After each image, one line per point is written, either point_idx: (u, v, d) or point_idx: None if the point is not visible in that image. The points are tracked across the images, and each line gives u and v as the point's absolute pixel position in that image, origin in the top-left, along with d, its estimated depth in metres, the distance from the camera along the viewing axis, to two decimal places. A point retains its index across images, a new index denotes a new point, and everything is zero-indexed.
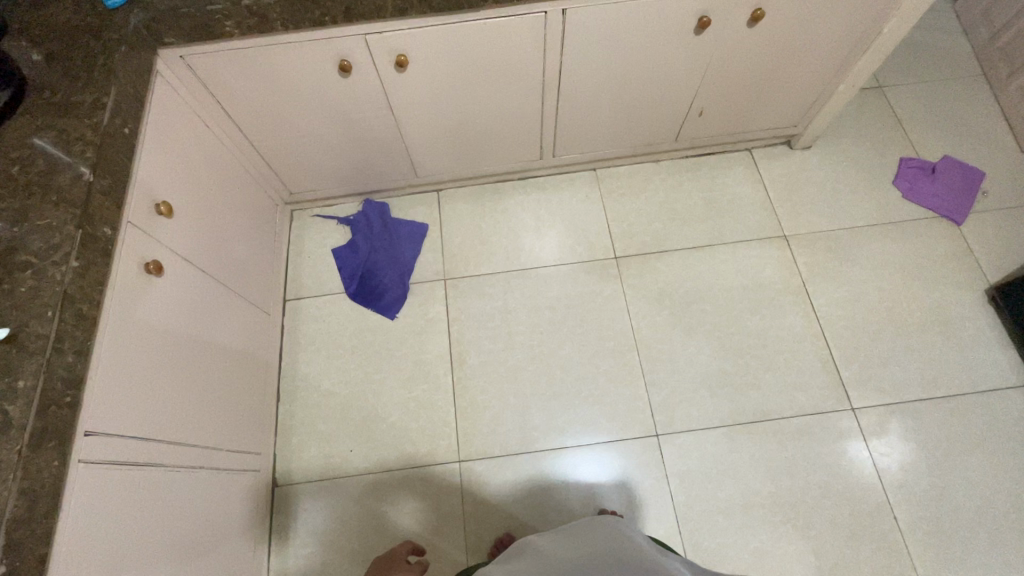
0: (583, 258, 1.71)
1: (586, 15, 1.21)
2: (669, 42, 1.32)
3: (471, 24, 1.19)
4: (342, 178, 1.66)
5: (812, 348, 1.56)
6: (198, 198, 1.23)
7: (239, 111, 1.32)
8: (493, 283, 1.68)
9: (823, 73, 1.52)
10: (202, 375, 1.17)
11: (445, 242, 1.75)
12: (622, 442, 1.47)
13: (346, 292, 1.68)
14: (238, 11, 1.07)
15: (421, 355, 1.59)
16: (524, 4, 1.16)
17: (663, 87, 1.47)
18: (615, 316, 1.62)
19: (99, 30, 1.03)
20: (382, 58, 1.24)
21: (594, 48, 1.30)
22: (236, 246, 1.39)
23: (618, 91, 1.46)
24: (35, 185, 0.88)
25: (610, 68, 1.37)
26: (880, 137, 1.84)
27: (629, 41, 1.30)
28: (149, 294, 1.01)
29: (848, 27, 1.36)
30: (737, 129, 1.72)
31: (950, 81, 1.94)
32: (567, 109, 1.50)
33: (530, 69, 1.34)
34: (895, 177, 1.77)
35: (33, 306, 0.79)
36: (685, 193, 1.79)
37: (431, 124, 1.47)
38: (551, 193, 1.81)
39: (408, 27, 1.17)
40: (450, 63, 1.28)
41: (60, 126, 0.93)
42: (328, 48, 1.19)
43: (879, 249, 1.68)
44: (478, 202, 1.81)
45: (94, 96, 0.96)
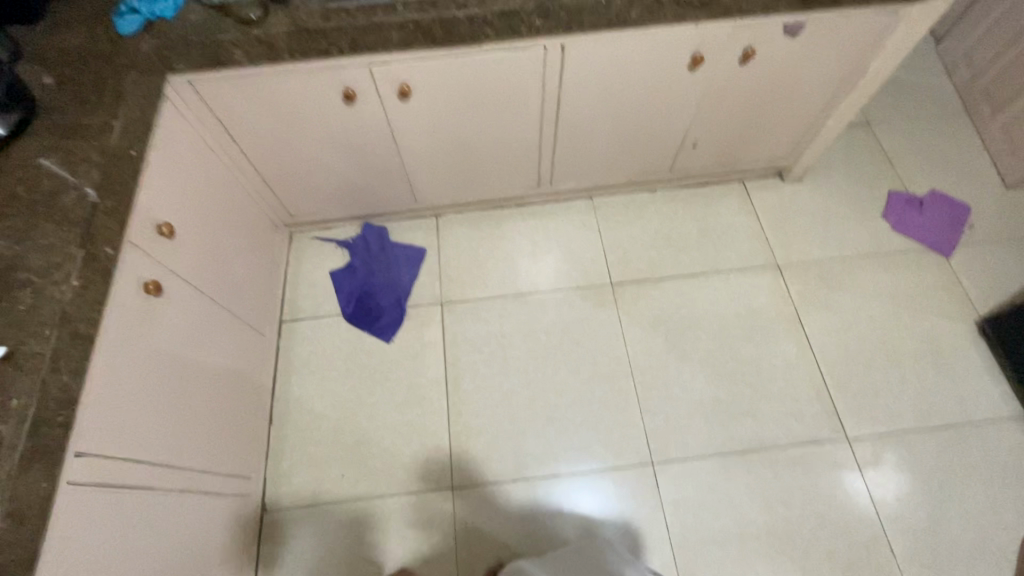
0: (579, 284, 1.72)
1: (585, 50, 1.25)
2: (664, 77, 1.36)
3: (474, 57, 1.22)
4: (342, 202, 1.68)
5: (806, 376, 1.57)
6: (200, 220, 1.24)
7: (243, 136, 1.35)
8: (489, 307, 1.69)
9: (812, 109, 1.57)
10: (196, 396, 1.16)
11: (442, 266, 1.76)
12: (617, 469, 1.46)
13: (343, 313, 1.68)
14: (247, 40, 1.10)
15: (417, 378, 1.59)
16: (525, 40, 1.20)
17: (659, 120, 1.52)
18: (611, 343, 1.62)
19: (112, 56, 1.06)
20: (386, 87, 1.27)
21: (592, 81, 1.34)
22: (235, 268, 1.40)
23: (615, 122, 1.50)
24: (40, 204, 0.89)
25: (607, 100, 1.41)
26: (868, 171, 1.89)
27: (626, 75, 1.34)
28: (146, 313, 1.02)
29: (835, 66, 1.42)
30: (730, 161, 1.76)
31: (934, 118, 2.01)
32: (565, 138, 1.53)
33: (530, 100, 1.38)
34: (884, 210, 1.82)
35: (31, 324, 0.79)
36: (680, 221, 1.82)
37: (432, 151, 1.50)
38: (548, 220, 1.84)
39: (412, 59, 1.21)
40: (452, 93, 1.32)
41: (68, 147, 0.95)
42: (333, 76, 1.23)
43: (870, 279, 1.70)
44: (476, 227, 1.83)
45: (104, 119, 0.98)
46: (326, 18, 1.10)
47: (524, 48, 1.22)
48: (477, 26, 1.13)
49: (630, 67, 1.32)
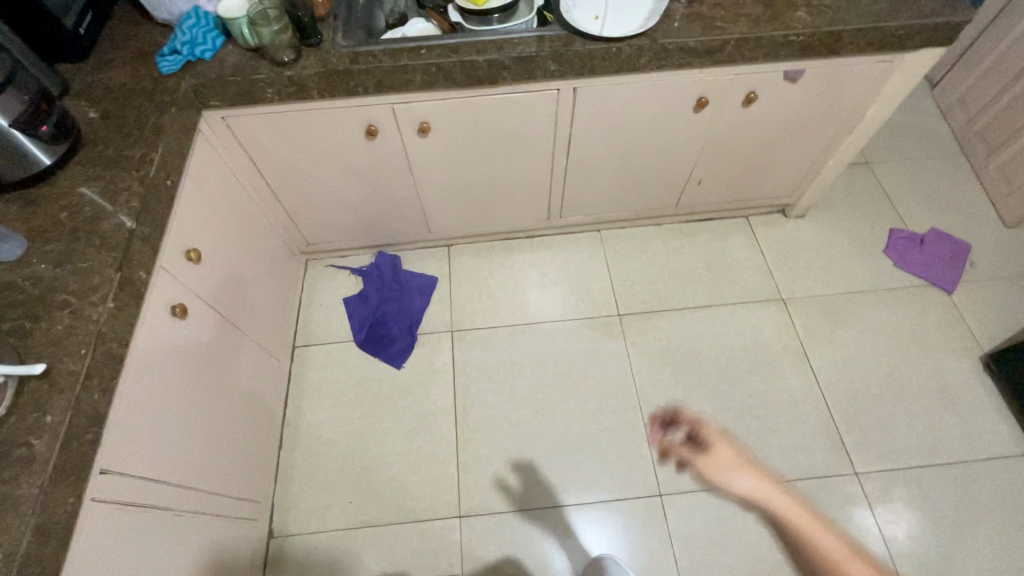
0: (587, 314, 1.75)
1: (596, 92, 1.32)
2: (671, 118, 1.43)
3: (491, 97, 1.29)
4: (358, 232, 1.73)
5: (813, 410, 1.58)
6: (224, 247, 1.29)
7: (268, 167, 1.41)
8: (499, 336, 1.72)
9: (814, 149, 1.63)
10: (212, 419, 1.19)
11: (453, 295, 1.80)
12: (625, 501, 1.46)
13: (355, 340, 1.71)
14: (280, 80, 1.17)
15: (426, 406, 1.60)
16: (539, 83, 1.28)
17: (666, 158, 1.58)
18: (618, 373, 1.64)
19: (153, 93, 1.13)
20: (407, 124, 1.34)
21: (602, 121, 1.41)
22: (254, 294, 1.44)
23: (624, 160, 1.56)
24: (81, 230, 0.94)
25: (616, 139, 1.48)
26: (869, 209, 1.95)
27: (634, 116, 1.41)
28: (172, 335, 1.05)
29: (835, 110, 1.48)
30: (735, 198, 1.82)
31: (932, 160, 2.07)
32: (575, 174, 1.59)
33: (542, 137, 1.44)
34: (886, 247, 1.86)
35: (67, 344, 0.82)
36: (685, 255, 1.87)
37: (447, 184, 1.56)
38: (557, 252, 1.89)
39: (433, 98, 1.28)
40: (469, 131, 1.38)
41: (109, 176, 1.01)
42: (358, 114, 1.30)
43: (874, 315, 1.73)
44: (487, 258, 1.88)
45: (143, 151, 1.04)
46: (354, 60, 1.17)
47: (538, 89, 1.29)
48: (495, 70, 1.20)
49: (639, 109, 1.39)
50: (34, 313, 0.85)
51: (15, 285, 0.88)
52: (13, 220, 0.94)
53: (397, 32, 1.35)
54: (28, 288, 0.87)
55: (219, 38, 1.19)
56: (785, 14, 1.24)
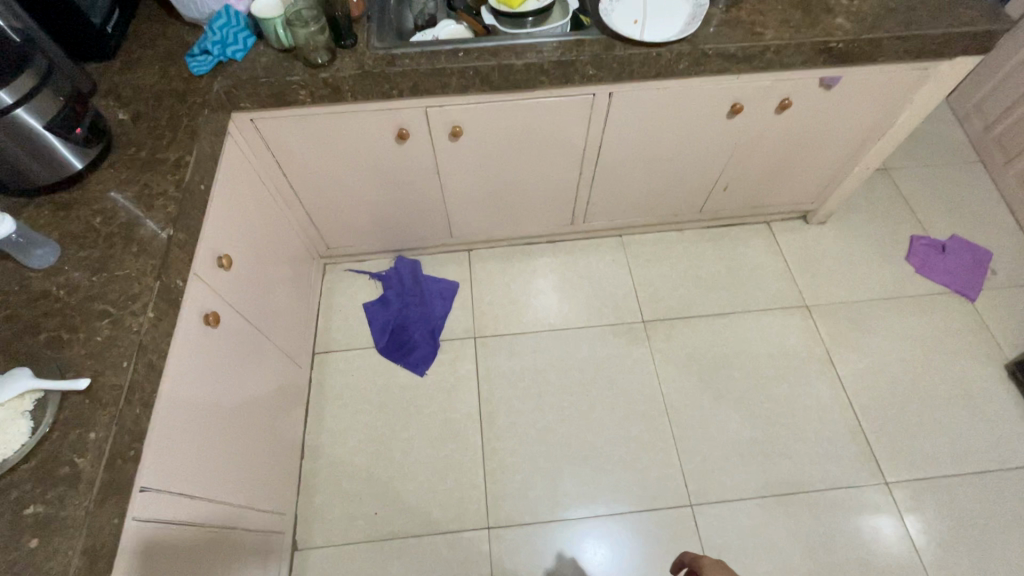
0: (611, 321, 1.73)
1: (632, 96, 1.30)
2: (703, 124, 1.42)
3: (525, 102, 1.27)
4: (379, 236, 1.70)
5: (841, 418, 1.57)
6: (251, 252, 1.26)
7: (294, 171, 1.38)
8: (523, 342, 1.69)
9: (841, 156, 1.62)
10: (242, 430, 1.15)
11: (475, 301, 1.78)
12: (656, 511, 1.44)
13: (376, 346, 1.68)
14: (315, 82, 1.14)
15: (451, 414, 1.57)
16: (576, 88, 1.26)
17: (695, 163, 1.56)
18: (644, 381, 1.62)
19: (185, 94, 1.10)
20: (438, 128, 1.31)
21: (635, 125, 1.39)
22: (277, 300, 1.40)
23: (652, 165, 1.55)
24: (117, 236, 0.90)
25: (647, 144, 1.46)
26: (890, 215, 1.94)
27: (667, 121, 1.39)
28: (205, 345, 1.02)
29: (866, 116, 1.47)
30: (758, 204, 1.81)
31: (950, 167, 2.08)
32: (602, 179, 1.57)
33: (573, 142, 1.42)
34: (908, 253, 1.85)
35: (108, 356, 0.79)
36: (708, 260, 1.85)
37: (474, 188, 1.54)
38: (579, 257, 1.87)
39: (467, 102, 1.26)
40: (500, 135, 1.36)
41: (143, 180, 0.97)
42: (390, 117, 1.27)
43: (898, 321, 1.73)
44: (508, 262, 1.85)
45: (178, 154, 1.01)
46: (391, 63, 1.15)
47: (574, 94, 1.27)
48: (533, 74, 1.18)
49: (673, 114, 1.37)
50: (72, 323, 0.81)
51: (50, 294, 0.84)
52: (45, 226, 0.91)
53: (427, 34, 1.33)
54: (64, 297, 0.84)
55: (250, 39, 1.16)
56: (824, 20, 1.23)
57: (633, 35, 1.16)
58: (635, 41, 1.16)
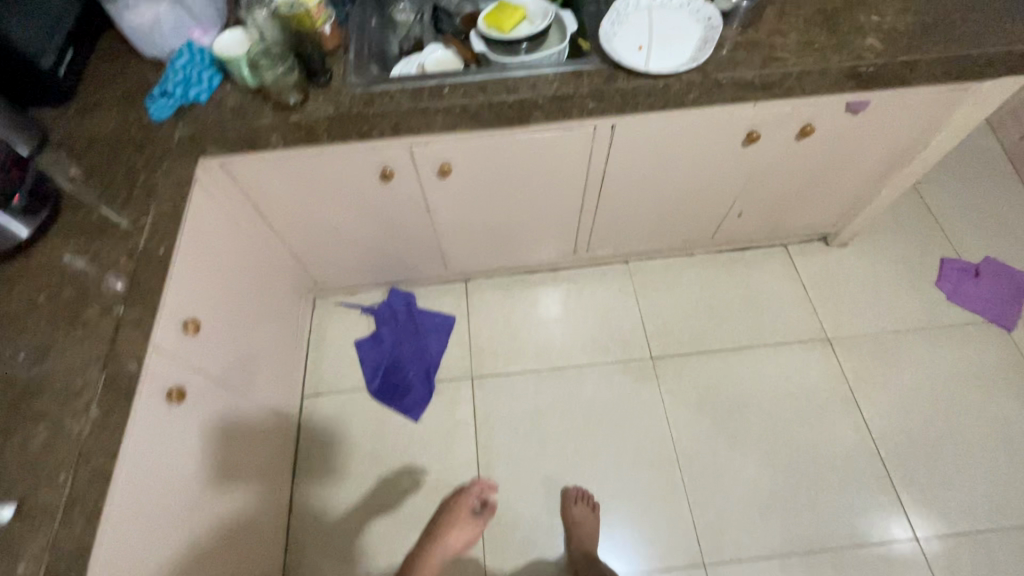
0: (617, 357, 1.62)
1: (637, 128, 1.18)
2: (716, 153, 1.29)
3: (519, 137, 1.16)
4: (369, 271, 1.61)
5: (867, 465, 1.45)
6: (226, 305, 1.17)
7: (273, 212, 1.28)
8: (523, 382, 1.59)
9: (867, 179, 1.49)
10: (217, 504, 1.07)
11: (473, 336, 1.67)
12: (667, 571, 1.34)
13: (369, 388, 1.59)
14: (286, 126, 1.04)
15: (447, 462, 1.48)
16: (575, 122, 1.14)
17: (707, 191, 1.44)
18: (654, 424, 1.52)
19: (144, 144, 1.00)
20: (426, 167, 1.21)
21: (641, 157, 1.27)
22: (258, 349, 1.32)
23: (661, 194, 1.43)
24: (62, 316, 0.82)
25: (655, 174, 1.34)
26: (918, 236, 1.80)
27: (676, 152, 1.27)
28: (169, 424, 0.93)
29: (896, 139, 1.34)
30: (776, 229, 1.68)
31: (983, 180, 1.93)
32: (607, 210, 1.46)
33: (574, 175, 1.31)
34: (938, 278, 1.72)
35: (45, 467, 0.71)
36: (721, 288, 1.73)
37: (468, 223, 1.43)
38: (582, 286, 1.75)
39: (455, 139, 1.14)
40: (493, 171, 1.25)
41: (94, 249, 0.88)
42: (372, 157, 1.16)
43: (928, 355, 1.60)
44: (507, 293, 1.75)
45: (133, 216, 0.92)
46: (369, 102, 1.04)
47: (573, 128, 1.16)
48: (526, 110, 1.07)
49: (684, 144, 1.25)
50: (8, 427, 0.73)
51: None
52: None
53: (411, 62, 1.22)
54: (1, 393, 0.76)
55: (215, 77, 1.06)
56: (852, 41, 1.09)
57: (639, 67, 1.04)
58: (639, 73, 1.04)
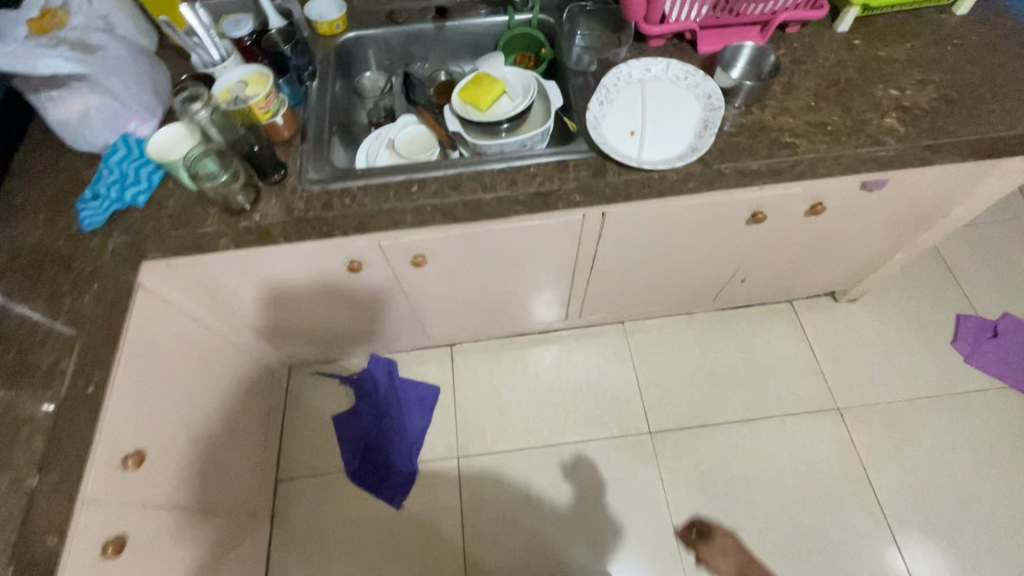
0: (614, 431, 1.52)
1: (630, 215, 1.06)
2: (717, 232, 1.18)
3: (499, 229, 1.04)
4: (346, 344, 1.49)
5: (882, 554, 1.35)
6: (183, 417, 1.05)
7: (234, 303, 1.17)
8: (513, 462, 1.49)
9: (881, 245, 1.37)
10: None
11: (458, 409, 1.57)
12: None
13: (347, 470, 1.49)
14: (236, 231, 0.91)
15: (431, 556, 1.38)
16: (561, 212, 1.02)
17: (708, 263, 1.32)
18: (653, 509, 1.42)
19: (72, 259, 0.89)
20: (397, 258, 1.09)
21: (635, 239, 1.16)
22: (222, 450, 1.20)
23: (658, 267, 1.31)
24: None
25: (651, 252, 1.23)
26: (932, 290, 1.70)
27: (674, 232, 1.15)
28: None
29: (915, 210, 1.22)
30: (781, 289, 1.57)
31: (999, 227, 1.82)
32: (599, 283, 1.34)
33: (562, 256, 1.19)
34: (954, 339, 1.61)
35: None
36: (724, 352, 1.62)
37: (449, 301, 1.32)
38: (575, 350, 1.64)
39: (429, 233, 1.03)
40: (473, 258, 1.13)
41: (7, 400, 0.78)
42: (336, 252, 1.05)
43: (946, 426, 1.49)
44: (495, 360, 1.64)
45: (55, 355, 0.81)
46: (328, 205, 0.92)
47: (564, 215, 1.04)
48: (506, 206, 0.95)
49: (685, 224, 1.13)
50: None
51: None
52: None
53: (381, 134, 1.12)
54: None
55: (156, 173, 0.94)
56: (869, 122, 0.98)
57: (630, 162, 0.93)
58: (631, 167, 0.93)
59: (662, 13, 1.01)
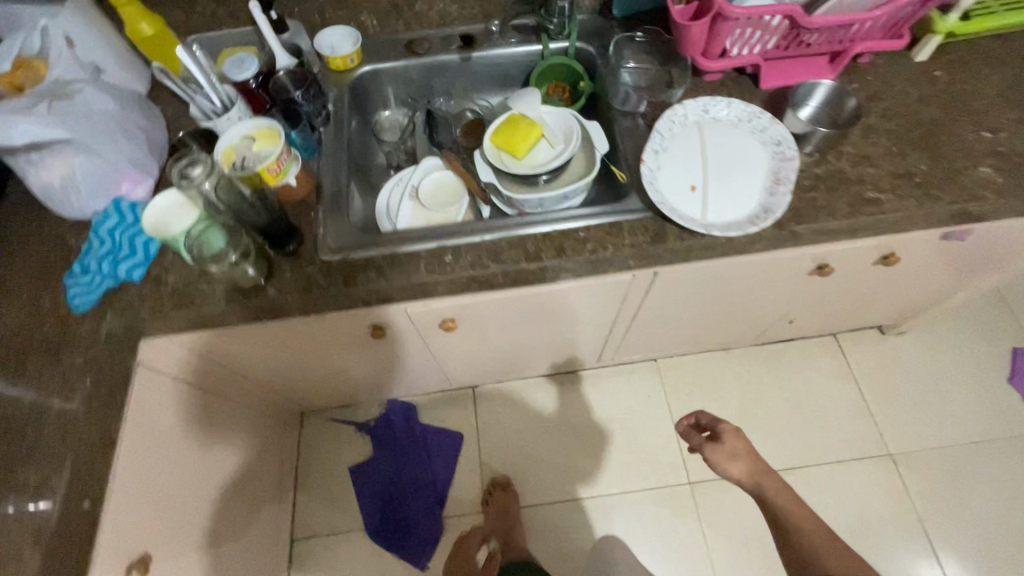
0: (650, 481, 1.42)
1: (702, 269, 0.90)
2: (775, 284, 1.07)
3: (554, 287, 0.87)
4: (362, 394, 1.39)
5: None
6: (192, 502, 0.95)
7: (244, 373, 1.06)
8: (544, 517, 1.39)
9: (945, 284, 1.26)
10: None
11: (483, 458, 1.47)
12: None
13: (367, 528, 1.39)
14: (247, 308, 0.81)
15: None
16: (629, 267, 0.86)
17: (758, 309, 1.21)
18: (695, 567, 1.33)
19: (60, 347, 0.78)
20: (426, 325, 0.96)
21: (686, 294, 1.05)
22: (235, 523, 1.11)
23: (704, 315, 1.20)
24: None
25: (700, 304, 1.12)
26: (986, 321, 1.58)
27: (729, 287, 1.04)
28: None
29: (991, 254, 1.11)
30: (829, 326, 1.45)
31: None
32: (639, 331, 1.23)
33: (604, 312, 1.08)
34: (1012, 376, 1.50)
35: None
36: (765, 392, 1.52)
37: (476, 354, 1.21)
38: (606, 391, 1.54)
39: (467, 295, 0.86)
40: (508, 320, 1.01)
41: None
42: (358, 318, 0.89)
43: (1006, 474, 1.40)
44: (521, 402, 1.53)
45: (43, 468, 0.70)
46: (350, 278, 0.81)
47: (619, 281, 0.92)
48: (550, 274, 0.84)
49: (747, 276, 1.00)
50: None
51: None
52: None
53: (403, 180, 1.02)
54: None
55: (151, 241, 0.82)
56: (960, 171, 0.86)
57: (694, 227, 0.80)
58: (694, 233, 0.81)
59: (722, 47, 0.89)
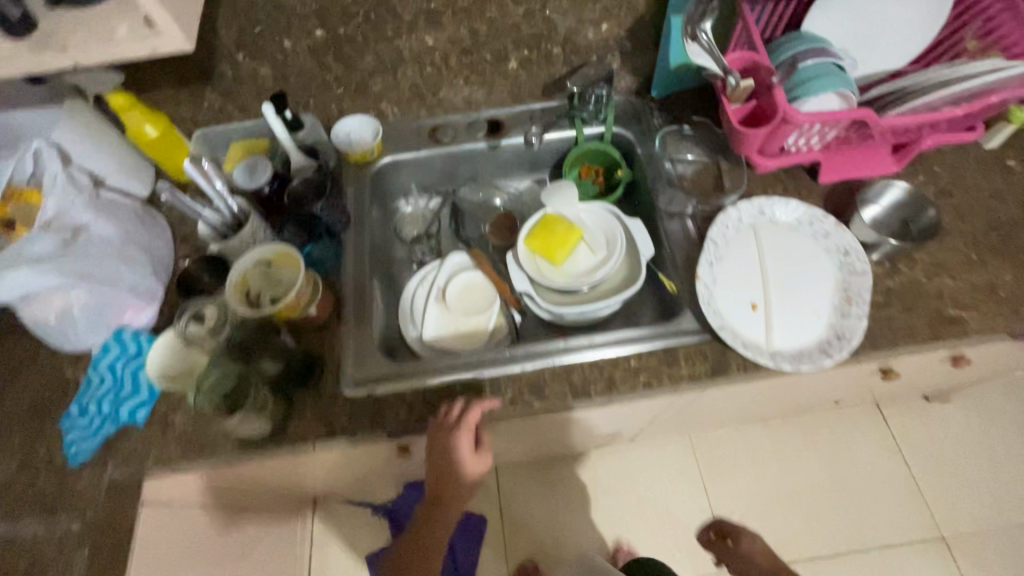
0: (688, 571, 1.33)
1: (765, 387, 0.81)
2: (836, 387, 0.98)
3: (602, 410, 0.78)
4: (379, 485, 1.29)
5: None
6: None
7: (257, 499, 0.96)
8: None
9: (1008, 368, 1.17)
10: None
11: (509, 546, 1.38)
12: None
13: None
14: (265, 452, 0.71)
15: None
16: (689, 388, 0.76)
17: (809, 402, 1.12)
18: None
19: (55, 505, 0.69)
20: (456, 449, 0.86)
21: (741, 404, 0.95)
22: None
23: (750, 408, 1.11)
24: None
25: (751, 406, 1.02)
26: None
27: (788, 395, 0.95)
28: None
29: None
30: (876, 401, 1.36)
31: None
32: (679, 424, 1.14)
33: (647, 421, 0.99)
34: None
35: None
36: (807, 469, 1.43)
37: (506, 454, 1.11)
38: (638, 469, 1.45)
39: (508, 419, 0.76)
40: (547, 436, 0.92)
41: None
42: (384, 449, 0.79)
43: None
44: (547, 482, 1.43)
45: None
46: (377, 416, 0.72)
47: (675, 402, 0.82)
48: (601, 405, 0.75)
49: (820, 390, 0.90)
50: None
51: None
52: None
53: (426, 279, 0.92)
54: None
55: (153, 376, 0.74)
56: None
57: (762, 360, 0.72)
58: (762, 365, 0.72)
59: (782, 144, 0.81)
